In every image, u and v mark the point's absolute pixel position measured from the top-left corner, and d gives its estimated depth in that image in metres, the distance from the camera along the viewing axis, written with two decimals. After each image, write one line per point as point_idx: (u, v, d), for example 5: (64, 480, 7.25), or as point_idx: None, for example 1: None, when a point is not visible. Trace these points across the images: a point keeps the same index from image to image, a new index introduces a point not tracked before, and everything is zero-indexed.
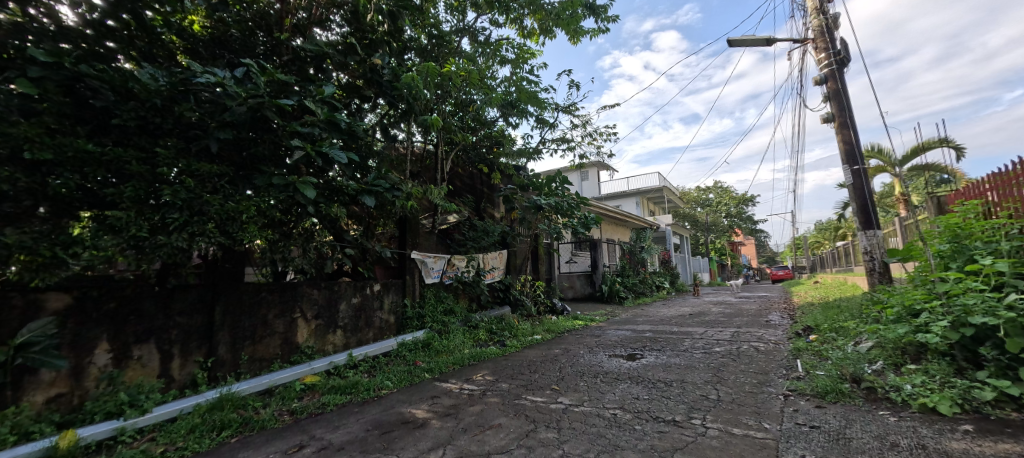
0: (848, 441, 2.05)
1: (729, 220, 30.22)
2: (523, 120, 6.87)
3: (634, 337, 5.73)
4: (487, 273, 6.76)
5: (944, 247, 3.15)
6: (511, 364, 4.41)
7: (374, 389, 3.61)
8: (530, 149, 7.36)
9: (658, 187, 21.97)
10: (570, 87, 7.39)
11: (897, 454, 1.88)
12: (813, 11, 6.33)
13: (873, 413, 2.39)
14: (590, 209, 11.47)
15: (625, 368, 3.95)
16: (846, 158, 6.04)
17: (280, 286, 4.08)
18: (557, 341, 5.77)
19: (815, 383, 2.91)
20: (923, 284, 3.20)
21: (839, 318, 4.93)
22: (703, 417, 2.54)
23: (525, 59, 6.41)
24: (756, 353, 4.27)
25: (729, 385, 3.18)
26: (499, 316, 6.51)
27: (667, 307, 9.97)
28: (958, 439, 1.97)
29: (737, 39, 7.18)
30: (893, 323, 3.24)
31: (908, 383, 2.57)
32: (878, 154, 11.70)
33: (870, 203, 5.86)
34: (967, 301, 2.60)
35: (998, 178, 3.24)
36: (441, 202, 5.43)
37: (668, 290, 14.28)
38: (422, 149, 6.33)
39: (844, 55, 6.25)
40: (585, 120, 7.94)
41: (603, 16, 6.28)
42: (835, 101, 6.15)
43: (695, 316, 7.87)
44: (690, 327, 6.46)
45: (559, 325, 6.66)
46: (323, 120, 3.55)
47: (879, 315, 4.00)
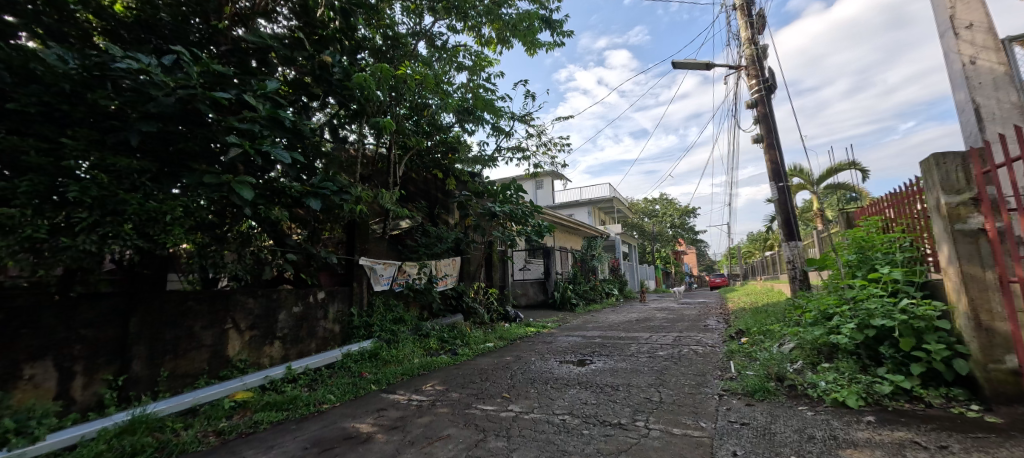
0: (772, 436, 2.23)
1: (673, 230, 32.06)
2: (479, 128, 6.88)
3: (584, 343, 5.88)
4: (440, 280, 6.61)
5: (851, 257, 3.60)
6: (462, 373, 4.34)
7: (315, 403, 3.40)
8: (486, 157, 7.37)
9: (609, 198, 22.89)
10: (526, 96, 7.52)
11: (814, 445, 2.07)
12: (746, 41, 6.96)
13: (793, 408, 2.61)
14: (544, 217, 11.68)
15: (575, 374, 4.03)
16: (773, 176, 6.65)
17: (210, 294, 3.74)
18: (509, 348, 5.76)
19: (745, 382, 3.14)
20: (836, 290, 3.57)
21: (767, 322, 5.38)
22: (647, 419, 2.65)
23: (483, 67, 6.44)
24: (695, 356, 4.53)
25: (671, 387, 3.34)
26: (451, 324, 6.40)
27: (616, 313, 10.33)
28: (863, 429, 2.21)
29: (680, 61, 7.70)
30: (811, 326, 3.58)
31: (822, 380, 2.85)
32: (799, 174, 13.02)
33: (793, 217, 6.46)
34: (870, 306, 2.92)
35: (891, 198, 3.71)
36: (393, 207, 5.27)
37: (617, 297, 14.83)
38: (375, 152, 6.14)
39: (771, 82, 6.90)
40: (539, 130, 8.10)
41: (559, 30, 6.49)
42: (764, 123, 6.76)
43: (641, 322, 8.23)
44: (635, 332, 6.75)
45: (511, 333, 6.67)
46: (265, 116, 3.34)
47: (799, 319, 4.41)
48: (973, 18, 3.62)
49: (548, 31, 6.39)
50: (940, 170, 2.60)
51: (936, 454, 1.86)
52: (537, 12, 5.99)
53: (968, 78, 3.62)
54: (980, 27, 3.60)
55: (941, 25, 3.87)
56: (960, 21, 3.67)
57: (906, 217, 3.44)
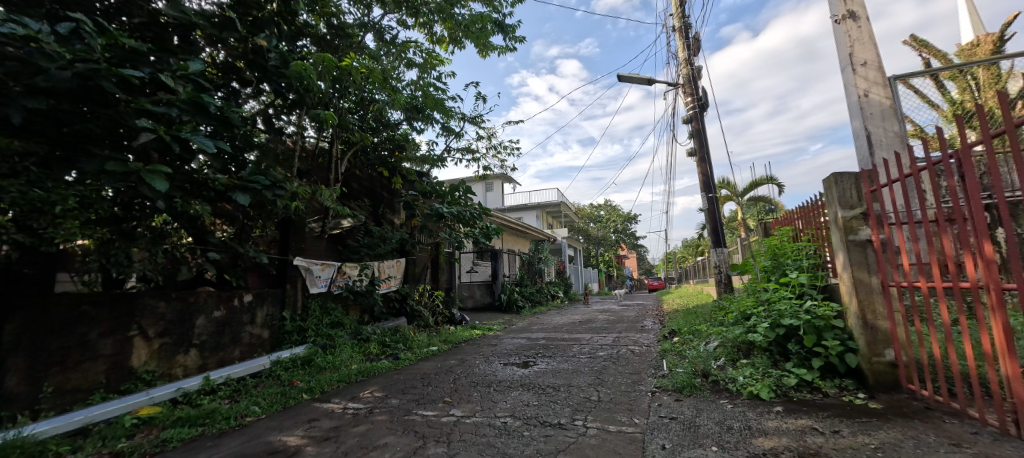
0: (696, 428, 2.40)
1: (615, 235, 33.59)
2: (428, 127, 6.74)
3: (528, 345, 5.95)
4: (382, 282, 6.32)
5: (767, 263, 3.99)
6: (403, 379, 4.20)
7: (236, 417, 3.11)
8: (434, 157, 7.24)
9: (556, 202, 23.50)
10: (477, 98, 7.50)
11: (732, 435, 2.26)
12: (683, 61, 7.48)
13: (715, 402, 2.84)
14: (493, 219, 11.72)
15: (518, 376, 4.05)
16: (704, 187, 7.19)
17: (112, 297, 3.30)
18: (454, 351, 5.68)
19: (675, 379, 3.36)
20: (754, 292, 3.94)
21: (696, 322, 5.80)
22: (585, 417, 2.73)
23: (433, 65, 6.33)
24: (632, 356, 4.78)
25: (608, 386, 3.49)
26: (393, 328, 6.18)
27: (561, 315, 10.59)
28: (773, 418, 2.45)
29: (625, 75, 8.11)
30: (732, 325, 3.91)
31: (740, 375, 3.12)
32: (726, 186, 14.24)
33: (720, 225, 7.03)
34: (781, 307, 3.25)
35: (800, 211, 4.17)
36: (333, 205, 4.99)
37: (562, 299, 15.22)
38: (315, 146, 5.79)
39: (704, 101, 7.48)
40: (490, 132, 8.12)
41: (511, 35, 6.56)
42: (697, 138, 7.31)
43: (583, 323, 8.50)
44: (578, 333, 6.96)
45: (456, 336, 6.58)
46: (185, 100, 3.01)
47: (723, 319, 4.81)
48: (867, 57, 4.25)
49: (500, 35, 6.43)
50: (838, 187, 2.96)
51: (830, 438, 2.11)
52: (489, 15, 6.01)
53: (861, 108, 4.20)
54: (872, 65, 4.22)
55: (842, 61, 4.46)
56: (857, 59, 4.28)
57: (812, 227, 3.88)
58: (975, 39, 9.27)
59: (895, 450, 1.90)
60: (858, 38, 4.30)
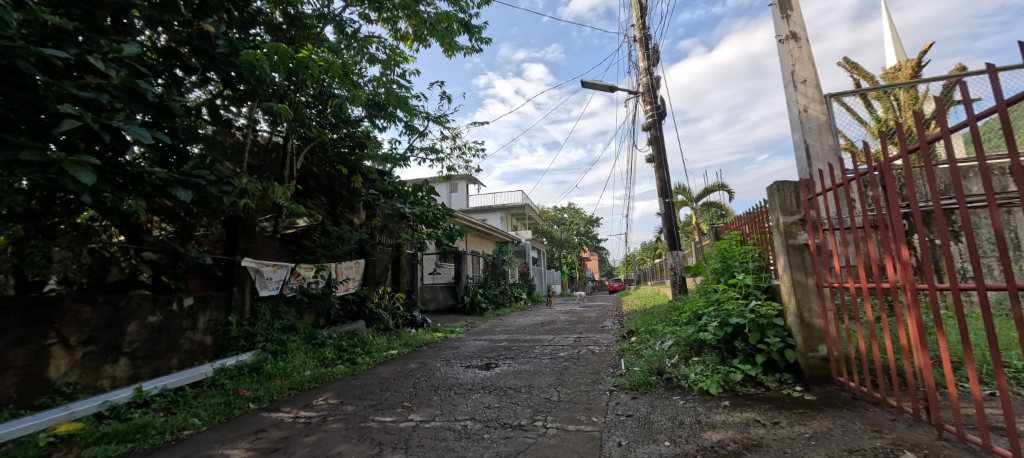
0: (651, 425, 2.49)
1: (578, 237, 34.28)
2: (391, 125, 6.57)
3: (490, 347, 5.94)
4: (340, 285, 6.07)
5: (717, 265, 4.22)
6: (360, 384, 4.06)
7: (172, 430, 2.88)
8: (397, 156, 7.08)
9: (521, 204, 23.67)
10: (442, 97, 7.41)
11: (683, 430, 2.36)
12: (643, 70, 7.77)
13: (669, 398, 2.96)
14: (458, 220, 11.61)
15: (480, 378, 4.03)
16: (661, 192, 7.50)
17: (26, 301, 2.96)
18: (414, 355, 5.56)
19: (632, 377, 3.47)
20: (705, 293, 4.15)
21: (652, 322, 6.02)
22: (545, 418, 2.76)
23: (397, 62, 6.19)
24: (591, 356, 4.89)
25: (568, 386, 3.55)
26: (351, 332, 5.95)
27: (524, 316, 10.65)
28: (720, 412, 2.59)
29: (589, 82, 8.31)
30: (685, 325, 4.10)
31: (692, 372, 3.27)
32: (682, 192, 14.94)
33: (676, 229, 7.35)
34: (729, 307, 3.44)
35: (747, 216, 4.45)
36: (286, 203, 4.73)
37: (525, 301, 15.32)
38: (268, 141, 5.49)
39: (662, 109, 7.80)
40: (455, 133, 8.05)
41: (477, 36, 6.54)
42: (655, 145, 7.61)
43: (545, 325, 8.59)
44: (541, 334, 7.02)
45: (417, 339, 6.44)
46: (118, 85, 2.75)
47: (677, 319, 5.03)
48: (806, 75, 4.63)
49: (466, 35, 6.40)
50: (779, 195, 3.19)
51: (771, 429, 2.25)
52: (455, 15, 5.96)
53: (801, 122, 4.55)
54: (811, 83, 4.61)
55: (785, 78, 4.81)
56: (798, 77, 4.65)
57: (757, 232, 4.15)
58: (897, 65, 10.30)
59: (827, 438, 2.06)
60: (799, 57, 4.69)
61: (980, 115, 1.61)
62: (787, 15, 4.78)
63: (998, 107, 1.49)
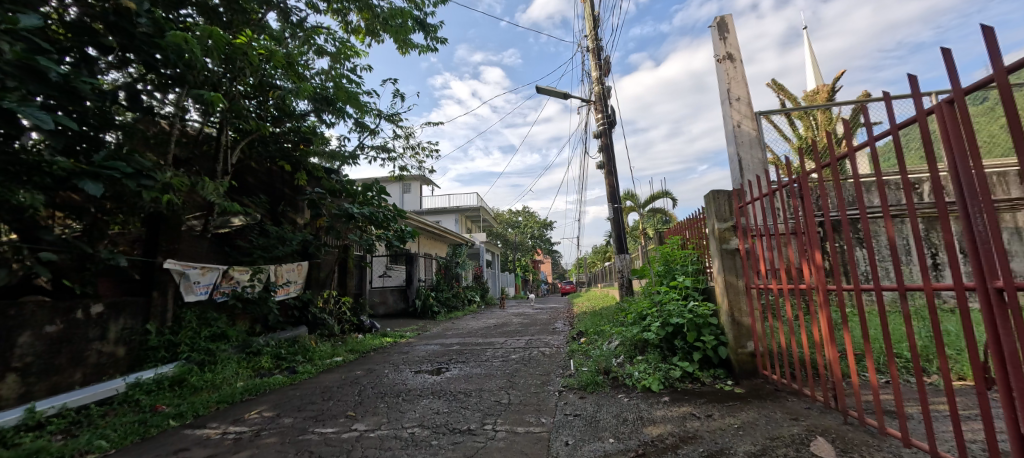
0: (596, 423, 2.57)
1: (532, 240, 34.73)
2: (339, 121, 6.28)
3: (441, 351, 5.83)
4: (279, 288, 5.68)
5: (660, 268, 4.46)
6: (299, 394, 3.82)
7: (73, 455, 2.53)
8: (346, 153, 6.78)
9: (476, 206, 23.57)
10: (395, 95, 7.22)
11: (626, 426, 2.46)
12: (595, 80, 8.06)
13: (614, 396, 3.08)
14: (410, 222, 11.32)
15: (429, 384, 3.94)
16: (611, 198, 7.80)
17: None
18: (361, 361, 5.33)
19: (580, 377, 3.57)
20: (649, 294, 4.37)
21: (601, 323, 6.22)
22: (494, 421, 2.75)
23: (347, 56, 5.95)
24: (542, 357, 4.97)
25: (519, 388, 3.58)
26: (291, 339, 5.60)
27: (476, 319, 10.58)
28: (660, 407, 2.73)
29: (544, 88, 8.48)
30: (630, 325, 4.28)
31: (635, 370, 3.42)
32: (630, 197, 15.64)
33: (623, 233, 7.67)
34: (670, 307, 3.64)
35: (687, 222, 4.74)
36: (218, 200, 4.36)
37: (479, 304, 15.22)
38: (198, 132, 5.03)
39: (613, 118, 8.13)
40: (408, 132, 7.86)
41: (433, 35, 6.44)
42: (605, 153, 7.91)
43: (498, 327, 8.59)
44: (493, 337, 7.00)
45: (364, 344, 6.19)
46: (11, 60, 2.41)
47: (623, 319, 5.24)
48: (740, 93, 5.06)
49: (421, 33, 6.29)
50: (715, 203, 3.43)
51: (705, 421, 2.41)
52: (410, 12, 5.83)
53: (735, 136, 4.95)
54: (743, 100, 5.04)
55: (723, 95, 5.21)
56: (733, 94, 5.07)
57: (696, 238, 4.44)
58: (815, 89, 11.53)
59: (752, 427, 2.23)
60: (734, 77, 5.12)
61: (875, 137, 1.84)
62: (723, 37, 5.22)
63: (892, 130, 1.70)
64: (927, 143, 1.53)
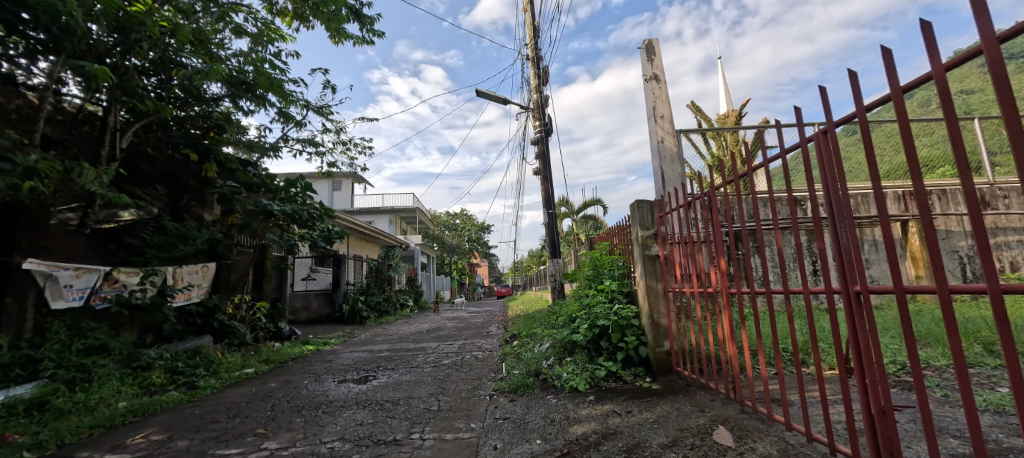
0: (525, 425, 2.61)
1: (469, 243, 34.49)
2: (260, 109, 5.73)
3: (369, 358, 5.54)
4: (179, 293, 4.98)
5: (590, 272, 4.67)
6: (198, 413, 3.38)
7: None
8: (266, 145, 6.21)
9: (412, 208, 22.90)
10: (325, 86, 6.78)
11: (553, 427, 2.53)
12: (534, 88, 8.26)
13: (543, 398, 3.16)
14: (338, 222, 10.65)
15: (353, 393, 3.72)
16: (546, 204, 8.02)
17: None
18: (276, 372, 4.88)
19: (511, 380, 3.60)
20: (579, 297, 4.55)
21: (533, 326, 6.35)
22: (422, 429, 2.68)
23: (271, 39, 5.47)
24: (474, 361, 4.94)
25: (449, 394, 3.51)
26: (191, 350, 4.95)
27: (408, 324, 10.22)
28: (586, 406, 2.85)
29: (484, 91, 8.52)
30: (561, 327, 4.43)
31: (564, 371, 3.53)
32: (564, 204, 16.21)
33: (557, 238, 7.92)
34: (598, 310, 3.82)
35: (615, 229, 5.03)
36: (100, 190, 3.73)
37: (412, 308, 14.75)
38: (77, 108, 4.30)
39: (550, 126, 8.38)
40: (339, 126, 7.42)
41: (369, 27, 6.17)
42: (541, 160, 8.13)
43: (430, 332, 8.38)
44: (425, 342, 6.81)
45: (281, 353, 5.67)
46: None
47: (555, 322, 5.40)
48: (663, 112, 5.51)
49: (356, 24, 5.99)
50: (639, 212, 3.68)
51: (625, 417, 2.55)
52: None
53: (659, 151, 5.37)
54: (666, 118, 5.49)
55: (649, 112, 5.63)
56: (658, 112, 5.51)
57: (621, 244, 4.72)
58: (726, 112, 12.95)
59: (665, 420, 2.42)
60: (659, 96, 5.57)
61: (769, 158, 2.11)
62: (651, 59, 5.65)
63: (781, 154, 1.96)
64: (808, 167, 1.78)
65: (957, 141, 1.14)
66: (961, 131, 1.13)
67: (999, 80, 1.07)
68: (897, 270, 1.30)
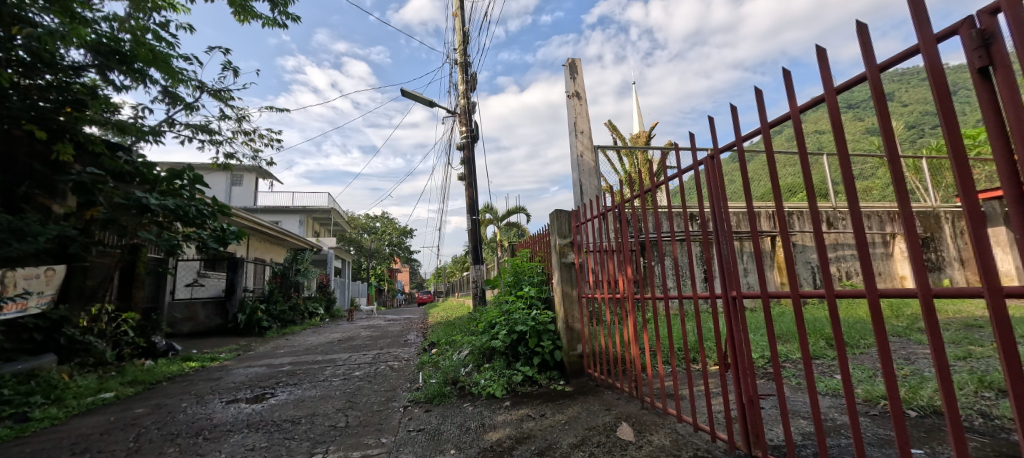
0: (439, 436, 2.54)
1: (389, 248, 32.90)
2: (137, 86, 4.90)
3: (267, 373, 4.98)
4: (13, 302, 4.03)
5: (510, 278, 4.74)
6: (29, 452, 2.72)
7: None
8: (144, 128, 5.31)
9: (326, 208, 21.25)
10: (224, 67, 6.02)
11: (468, 435, 2.50)
12: (462, 93, 8.23)
13: (459, 406, 3.12)
14: (235, 220, 9.45)
15: (244, 414, 3.29)
16: (470, 209, 8.01)
17: None
18: (147, 395, 4.15)
19: (427, 390, 3.49)
20: (499, 304, 4.59)
21: (453, 333, 6.25)
22: (327, 449, 2.47)
23: (157, 6, 4.74)
24: (389, 372, 4.71)
25: (360, 408, 3.30)
26: (25, 373, 4.00)
27: (317, 334, 9.41)
28: (502, 412, 2.87)
29: (410, 91, 8.26)
30: (480, 334, 4.41)
31: (482, 378, 3.53)
32: (489, 210, 16.32)
33: (480, 244, 7.94)
34: (518, 316, 3.89)
35: (534, 237, 5.17)
36: None
37: (322, 317, 13.63)
38: None
39: (476, 133, 8.41)
40: (240, 113, 6.63)
41: (282, 9, 5.64)
42: (466, 165, 8.11)
43: (342, 342, 7.83)
44: (334, 353, 6.32)
45: (154, 373, 4.84)
46: None
47: (474, 328, 5.37)
48: (583, 127, 5.85)
49: (266, 3, 5.44)
50: (558, 221, 3.85)
51: (538, 420, 2.62)
52: None
53: (578, 164, 5.68)
54: (586, 134, 5.84)
55: (571, 127, 5.93)
56: (579, 127, 5.83)
57: (539, 252, 4.88)
58: (638, 132, 14.23)
59: (575, 421, 2.54)
60: (580, 112, 5.91)
61: (669, 177, 2.35)
62: (573, 77, 5.99)
63: (680, 173, 2.18)
64: (700, 187, 2.01)
65: (807, 172, 1.38)
66: (809, 164, 1.38)
67: (836, 126, 1.32)
68: (763, 278, 1.52)
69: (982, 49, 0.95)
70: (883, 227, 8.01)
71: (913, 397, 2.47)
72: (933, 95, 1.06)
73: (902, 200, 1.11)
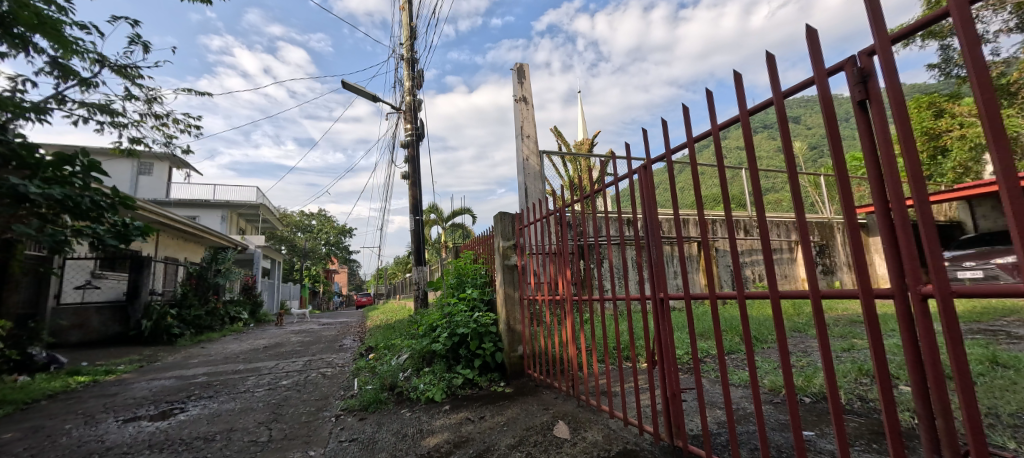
0: (373, 445, 2.44)
1: (326, 247, 31.01)
2: (17, 54, 4.17)
3: (177, 386, 4.47)
4: None
5: (453, 280, 4.69)
6: None
7: None
8: (24, 103, 4.52)
9: (254, 204, 19.56)
10: (132, 41, 5.33)
11: (405, 442, 2.43)
12: (408, 89, 8.01)
13: (396, 412, 3.02)
14: (142, 214, 8.37)
15: (144, 434, 2.92)
16: (413, 210, 7.80)
17: None
18: (19, 417, 3.52)
19: (362, 397, 3.33)
20: (440, 306, 4.52)
21: (392, 337, 6.03)
22: None
23: None
24: (320, 380, 4.44)
25: (285, 420, 3.07)
26: None
27: (239, 341, 8.61)
28: (440, 416, 2.82)
29: (352, 84, 7.87)
30: (419, 338, 4.31)
31: (420, 383, 3.45)
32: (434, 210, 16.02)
33: (423, 245, 7.78)
34: (459, 319, 3.86)
35: (478, 239, 5.16)
36: None
37: (246, 321, 12.51)
38: None
39: (421, 132, 8.22)
40: (151, 94, 5.90)
41: None
42: (410, 164, 7.89)
43: (268, 349, 7.24)
44: (259, 362, 5.83)
45: (29, 390, 4.13)
46: None
47: (415, 332, 5.24)
48: (530, 132, 5.97)
49: None
50: (502, 223, 3.88)
51: (477, 423, 2.61)
52: None
53: (524, 167, 5.78)
54: (532, 138, 5.96)
55: (518, 131, 6.01)
56: (525, 132, 5.94)
57: (483, 255, 4.87)
58: (582, 140, 14.76)
59: (514, 422, 2.57)
60: (526, 117, 6.02)
61: (608, 184, 2.47)
62: (521, 82, 6.08)
63: (617, 180, 2.30)
64: (633, 195, 2.13)
65: (724, 185, 1.52)
66: (726, 177, 1.52)
67: (748, 144, 1.47)
68: (686, 280, 1.64)
69: (860, 84, 1.11)
70: (789, 235, 9.05)
71: (807, 385, 2.82)
72: (824, 121, 1.22)
73: (799, 213, 1.26)
